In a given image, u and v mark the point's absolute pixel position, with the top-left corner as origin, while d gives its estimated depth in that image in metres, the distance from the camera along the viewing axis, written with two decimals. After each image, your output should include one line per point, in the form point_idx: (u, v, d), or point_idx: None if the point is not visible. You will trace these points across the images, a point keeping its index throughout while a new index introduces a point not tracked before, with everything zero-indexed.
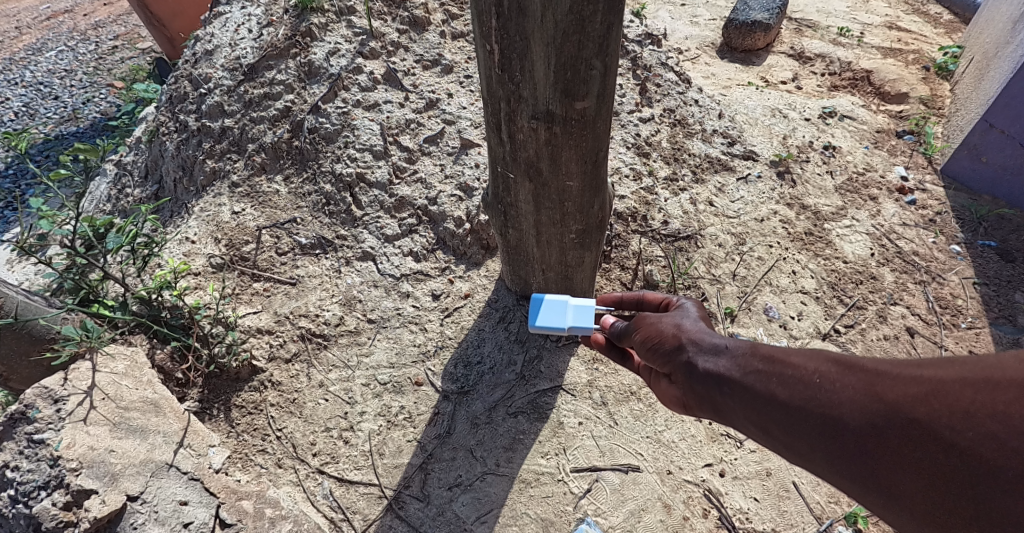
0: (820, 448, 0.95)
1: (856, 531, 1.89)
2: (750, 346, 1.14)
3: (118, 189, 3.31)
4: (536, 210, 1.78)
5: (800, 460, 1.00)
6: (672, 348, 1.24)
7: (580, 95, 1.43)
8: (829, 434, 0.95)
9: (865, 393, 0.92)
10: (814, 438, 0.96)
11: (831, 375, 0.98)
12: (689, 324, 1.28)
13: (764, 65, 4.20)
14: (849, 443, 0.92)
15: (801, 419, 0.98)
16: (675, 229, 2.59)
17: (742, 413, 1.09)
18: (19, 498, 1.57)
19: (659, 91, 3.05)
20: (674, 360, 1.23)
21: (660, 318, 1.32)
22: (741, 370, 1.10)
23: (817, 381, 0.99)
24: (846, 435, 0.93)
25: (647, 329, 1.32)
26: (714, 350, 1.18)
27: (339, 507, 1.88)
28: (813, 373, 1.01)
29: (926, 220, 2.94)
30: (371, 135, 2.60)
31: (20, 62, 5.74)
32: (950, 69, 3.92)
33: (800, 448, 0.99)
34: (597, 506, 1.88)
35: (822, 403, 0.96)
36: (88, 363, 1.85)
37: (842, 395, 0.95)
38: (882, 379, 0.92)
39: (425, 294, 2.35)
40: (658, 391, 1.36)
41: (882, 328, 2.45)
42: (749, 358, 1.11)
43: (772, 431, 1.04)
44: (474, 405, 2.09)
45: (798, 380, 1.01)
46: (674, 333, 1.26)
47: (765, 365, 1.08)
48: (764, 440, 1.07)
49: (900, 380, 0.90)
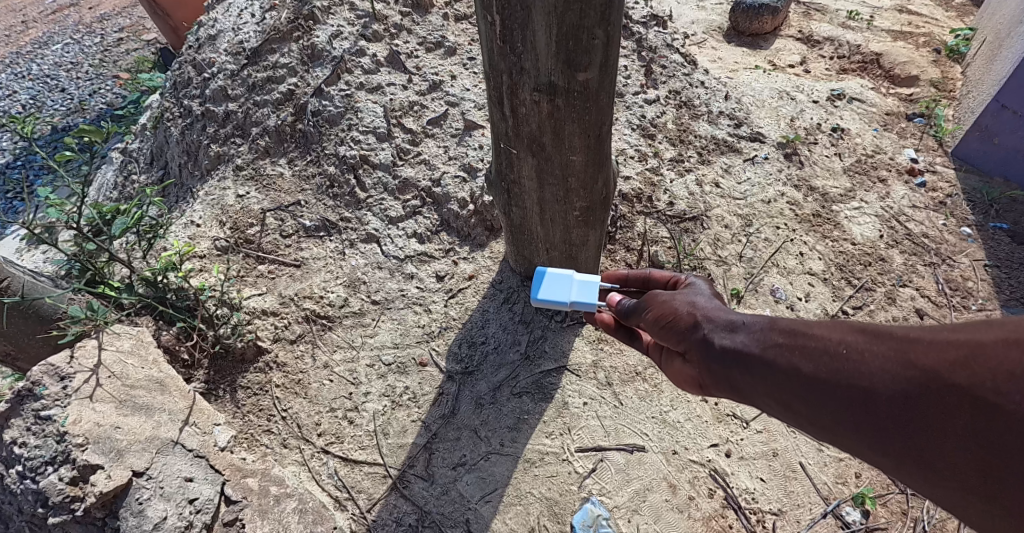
0: (850, 420, 0.95)
1: (864, 512, 1.88)
2: (768, 320, 1.13)
3: (125, 177, 3.33)
4: (540, 187, 1.77)
5: (829, 434, 0.99)
6: (688, 326, 1.23)
7: (583, 66, 1.41)
8: (860, 406, 0.94)
9: (898, 362, 0.91)
10: (843, 411, 0.95)
11: (858, 345, 0.97)
12: (703, 301, 1.27)
13: (771, 49, 4.14)
14: (882, 414, 0.91)
15: (829, 391, 0.97)
16: (680, 210, 2.57)
17: (763, 388, 1.08)
18: (27, 474, 1.59)
19: (664, 73, 3.03)
20: (689, 338, 1.22)
21: (673, 296, 1.30)
22: (762, 344, 1.09)
23: (844, 352, 0.98)
24: (879, 406, 0.92)
25: (660, 307, 1.30)
26: (731, 327, 1.17)
27: (344, 486, 1.88)
28: (839, 344, 0.99)
29: (936, 203, 2.90)
30: (375, 118, 2.59)
31: (27, 55, 5.77)
32: (961, 52, 3.85)
33: (826, 422, 0.99)
34: (602, 486, 1.87)
35: (852, 374, 0.95)
36: (94, 341, 1.87)
37: (872, 365, 0.94)
38: (915, 346, 0.91)
39: (430, 276, 2.35)
40: (672, 372, 1.35)
41: (891, 309, 2.43)
42: (769, 332, 1.10)
43: (796, 407, 1.03)
44: (479, 386, 2.09)
45: (824, 352, 1.00)
46: (689, 311, 1.25)
47: (786, 339, 1.07)
48: (787, 416, 1.07)
49: (935, 346, 0.88)
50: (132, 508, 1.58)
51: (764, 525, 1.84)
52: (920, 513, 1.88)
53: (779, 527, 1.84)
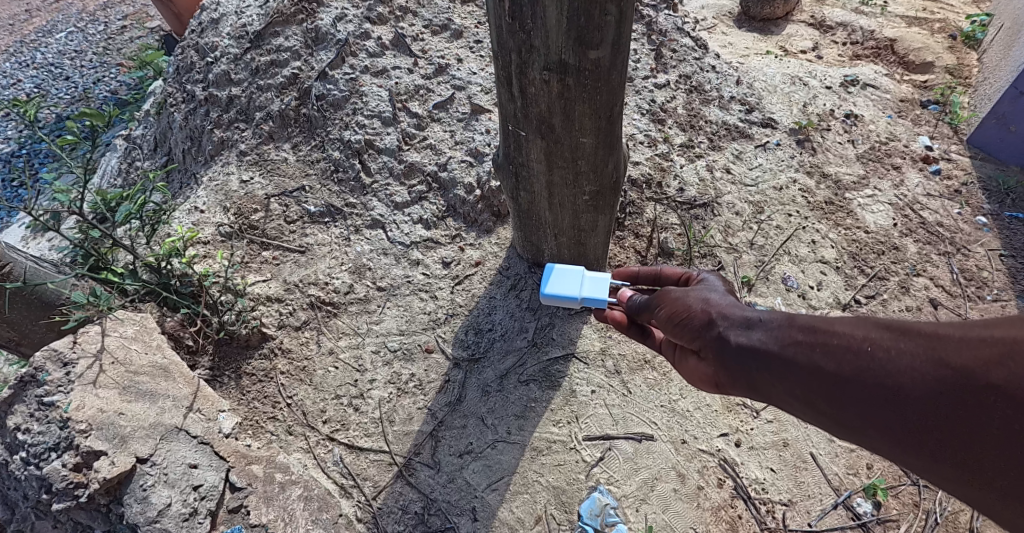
0: (877, 419, 0.92)
1: (875, 504, 1.85)
2: (786, 318, 1.10)
3: (128, 163, 3.33)
4: (549, 170, 1.73)
5: (855, 434, 0.97)
6: (702, 323, 1.20)
7: (595, 44, 1.37)
8: (886, 406, 0.91)
9: (927, 360, 0.88)
10: (869, 411, 0.93)
11: (884, 342, 0.93)
12: (717, 298, 1.24)
13: (783, 35, 4.06)
14: (909, 413, 0.88)
15: (854, 390, 0.94)
16: (690, 196, 2.53)
17: (783, 388, 1.05)
18: (31, 460, 1.58)
19: (674, 57, 2.98)
20: (704, 336, 1.19)
21: (686, 293, 1.27)
22: (780, 342, 1.06)
23: (868, 350, 0.94)
24: (908, 407, 0.88)
25: (673, 304, 1.27)
26: (747, 324, 1.14)
27: (350, 474, 1.86)
28: (862, 341, 0.96)
29: (951, 191, 2.84)
30: (379, 102, 2.55)
31: (31, 44, 5.73)
32: (977, 38, 3.75)
33: (851, 421, 0.96)
34: (609, 475, 1.85)
35: (877, 373, 0.92)
36: (98, 327, 1.85)
37: (900, 364, 0.90)
38: (946, 343, 0.87)
39: (436, 262, 2.32)
40: (686, 370, 1.32)
41: (904, 299, 2.38)
42: (787, 330, 1.07)
43: (819, 406, 1.00)
44: (485, 373, 2.06)
45: (846, 349, 0.97)
46: (703, 308, 1.22)
47: (806, 336, 1.04)
48: (809, 416, 1.04)
49: (966, 344, 0.85)
50: (136, 495, 1.57)
51: (773, 515, 1.81)
52: (932, 505, 1.85)
53: (788, 518, 1.81)
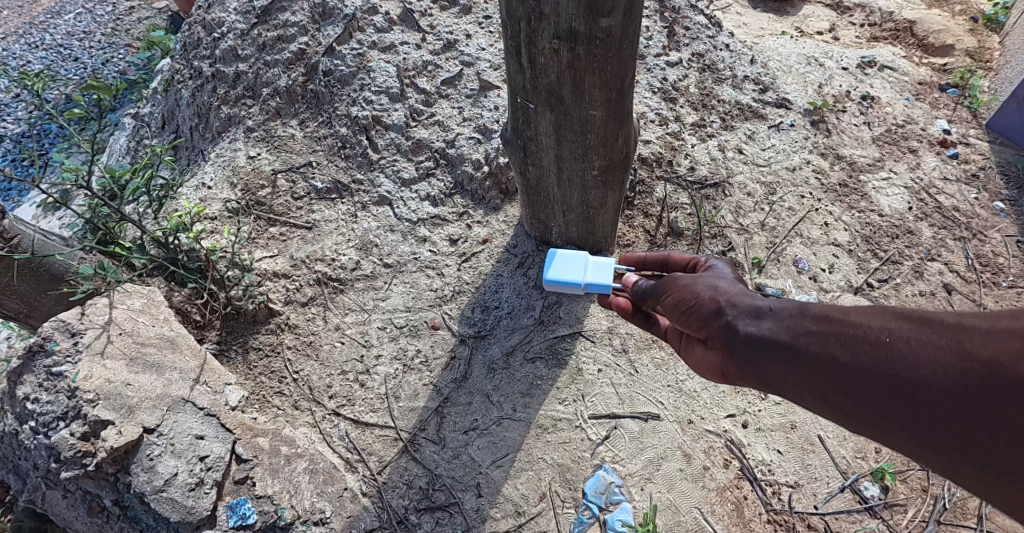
0: (894, 412, 0.90)
1: (884, 488, 1.83)
2: (798, 307, 1.07)
3: (136, 141, 3.35)
4: (557, 144, 1.71)
5: (869, 427, 0.95)
6: (710, 312, 1.18)
7: (606, 11, 1.33)
8: (906, 398, 0.89)
9: (950, 351, 0.85)
10: (885, 402, 0.91)
11: (904, 333, 0.91)
12: (725, 285, 1.22)
13: (799, 16, 3.96)
14: (930, 406, 0.86)
15: (871, 383, 0.92)
16: (701, 176, 2.50)
17: (794, 379, 1.03)
18: (41, 428, 1.61)
19: (687, 35, 2.93)
20: (712, 324, 1.17)
21: (693, 280, 1.25)
22: (792, 332, 1.04)
23: (887, 340, 0.92)
24: (930, 399, 0.86)
25: (680, 292, 1.25)
26: (757, 313, 1.12)
27: (356, 448, 1.87)
28: (880, 332, 0.93)
29: (968, 176, 2.78)
30: (387, 77, 2.52)
31: (39, 25, 5.70)
32: (1000, 21, 3.62)
33: (864, 413, 0.94)
34: (614, 453, 1.84)
35: (896, 365, 0.90)
36: (106, 299, 1.86)
37: (921, 355, 0.88)
38: (971, 334, 0.84)
39: (443, 239, 2.30)
40: (692, 359, 1.31)
41: (918, 284, 2.35)
42: (799, 320, 1.05)
43: (832, 399, 0.98)
44: (492, 350, 2.06)
45: (863, 340, 0.94)
46: (711, 295, 1.20)
47: (820, 326, 1.01)
48: (821, 407, 1.02)
49: (994, 335, 0.82)
50: (143, 464, 1.59)
51: (779, 497, 1.80)
52: (941, 491, 1.83)
53: (794, 500, 1.80)
